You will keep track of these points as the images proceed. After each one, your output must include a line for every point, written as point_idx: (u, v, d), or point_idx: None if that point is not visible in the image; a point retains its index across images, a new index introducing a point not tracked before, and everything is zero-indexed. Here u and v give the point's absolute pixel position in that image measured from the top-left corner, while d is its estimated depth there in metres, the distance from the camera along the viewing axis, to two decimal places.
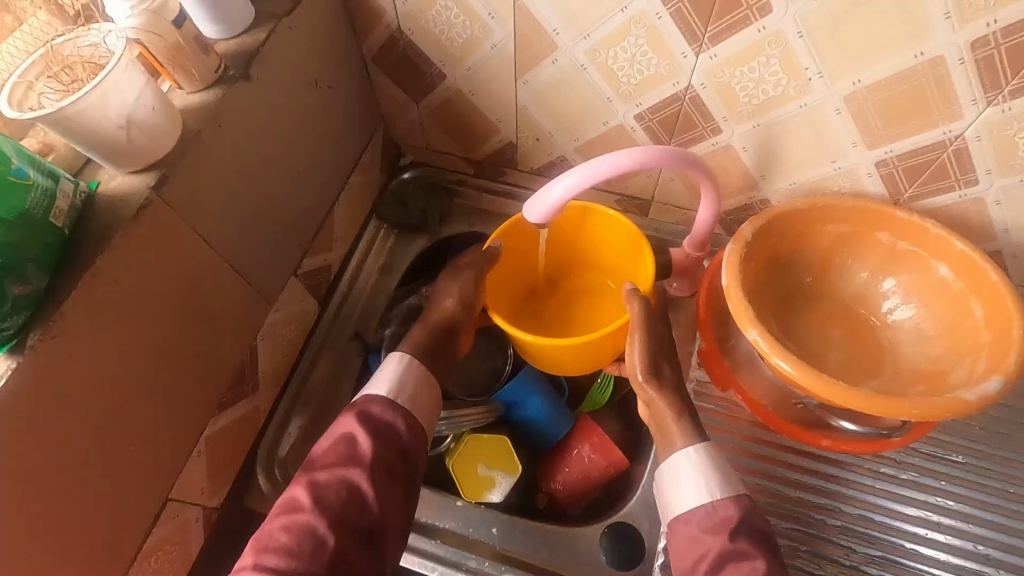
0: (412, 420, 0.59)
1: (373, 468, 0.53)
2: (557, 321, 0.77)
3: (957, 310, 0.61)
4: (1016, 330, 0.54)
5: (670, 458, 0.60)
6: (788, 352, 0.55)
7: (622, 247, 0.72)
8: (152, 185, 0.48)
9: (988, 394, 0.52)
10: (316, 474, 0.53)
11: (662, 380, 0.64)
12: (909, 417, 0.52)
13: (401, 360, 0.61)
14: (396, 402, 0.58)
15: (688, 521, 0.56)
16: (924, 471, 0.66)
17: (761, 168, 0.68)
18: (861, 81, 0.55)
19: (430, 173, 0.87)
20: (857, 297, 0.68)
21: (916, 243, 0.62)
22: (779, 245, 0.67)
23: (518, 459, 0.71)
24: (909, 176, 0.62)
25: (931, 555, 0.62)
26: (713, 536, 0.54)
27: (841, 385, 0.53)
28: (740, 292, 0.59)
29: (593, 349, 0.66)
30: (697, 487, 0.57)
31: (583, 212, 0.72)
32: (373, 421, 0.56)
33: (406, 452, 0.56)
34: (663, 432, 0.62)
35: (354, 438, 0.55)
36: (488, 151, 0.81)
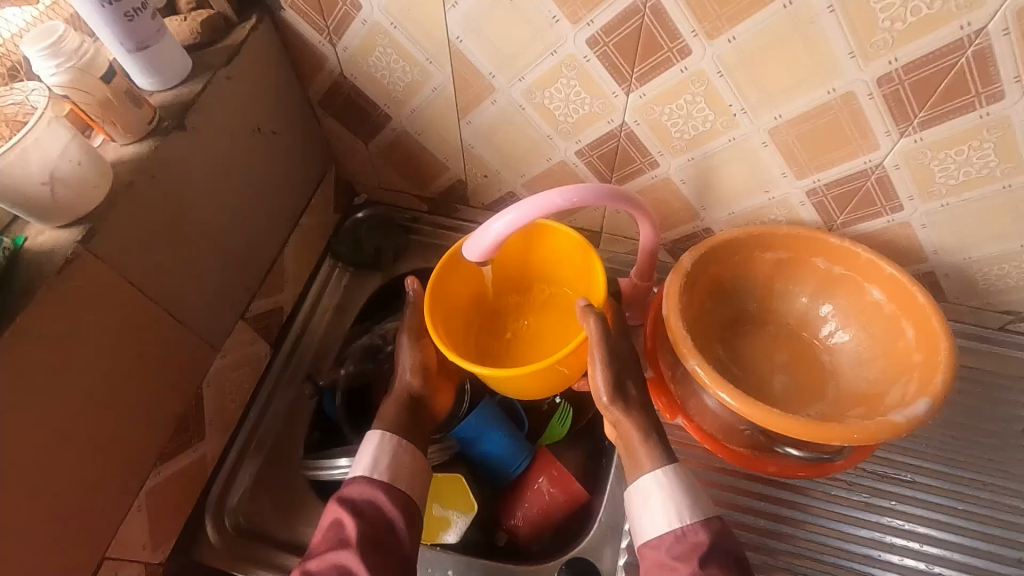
0: (396, 491, 0.60)
1: (363, 549, 0.54)
2: (519, 343, 0.75)
3: (891, 331, 0.62)
4: (944, 351, 0.56)
5: (638, 481, 0.60)
6: (728, 383, 0.56)
7: (574, 259, 0.72)
8: (79, 239, 0.47)
9: (917, 415, 0.53)
10: (310, 563, 0.56)
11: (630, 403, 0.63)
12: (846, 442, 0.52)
13: (376, 436, 0.62)
14: (375, 478, 0.59)
15: (657, 547, 0.56)
16: (875, 492, 0.67)
17: (699, 199, 0.70)
18: (782, 116, 0.58)
19: (383, 210, 0.88)
20: (799, 321, 0.69)
21: (850, 267, 0.64)
22: (721, 273, 0.68)
23: (473, 495, 0.69)
24: (839, 204, 0.64)
25: None
26: (683, 563, 0.54)
27: (774, 412, 0.54)
28: (679, 322, 0.61)
29: (555, 372, 0.64)
30: (666, 512, 0.57)
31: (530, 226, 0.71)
32: (356, 503, 0.58)
33: (393, 527, 0.58)
34: (630, 452, 0.62)
35: (341, 524, 0.56)
36: (440, 188, 0.82)
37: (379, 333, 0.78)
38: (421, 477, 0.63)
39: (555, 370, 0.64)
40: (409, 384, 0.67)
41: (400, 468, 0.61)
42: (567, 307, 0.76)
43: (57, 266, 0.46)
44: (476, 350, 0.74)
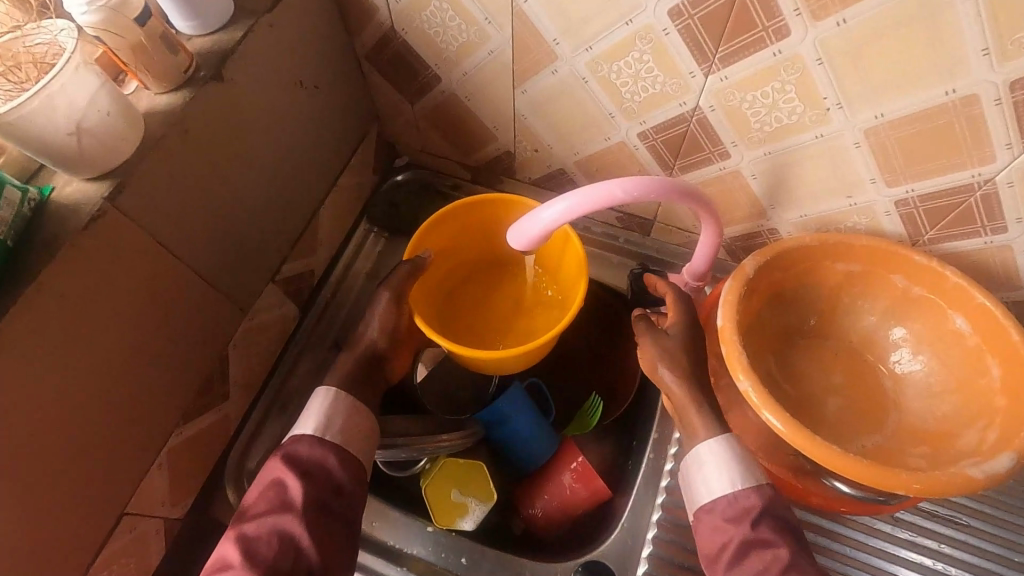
0: (346, 455, 0.55)
1: (306, 511, 0.49)
2: (491, 326, 0.74)
3: (971, 365, 0.56)
4: None
5: (697, 446, 0.56)
6: (778, 405, 0.52)
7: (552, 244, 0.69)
8: (105, 194, 0.45)
9: (997, 472, 0.48)
10: (245, 526, 0.50)
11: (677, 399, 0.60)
12: (908, 491, 0.48)
13: (325, 393, 0.58)
14: (326, 439, 0.55)
15: (710, 510, 0.53)
16: (922, 532, 0.62)
17: (770, 197, 0.63)
18: (885, 115, 0.50)
19: (425, 175, 0.84)
20: (865, 341, 0.63)
21: (934, 290, 0.58)
22: (784, 282, 0.62)
23: (489, 482, 0.68)
24: (931, 218, 0.57)
25: None
26: (736, 526, 0.51)
27: (832, 448, 0.49)
28: (736, 334, 0.56)
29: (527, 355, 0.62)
30: (723, 476, 0.54)
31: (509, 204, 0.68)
32: (303, 461, 0.53)
33: (340, 490, 0.53)
34: (685, 422, 0.59)
35: (284, 482, 0.51)
36: (486, 158, 0.77)
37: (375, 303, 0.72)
38: (369, 443, 0.58)
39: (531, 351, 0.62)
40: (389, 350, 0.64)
41: (353, 432, 0.57)
42: (539, 291, 0.75)
43: (81, 223, 0.43)
44: (447, 330, 0.73)
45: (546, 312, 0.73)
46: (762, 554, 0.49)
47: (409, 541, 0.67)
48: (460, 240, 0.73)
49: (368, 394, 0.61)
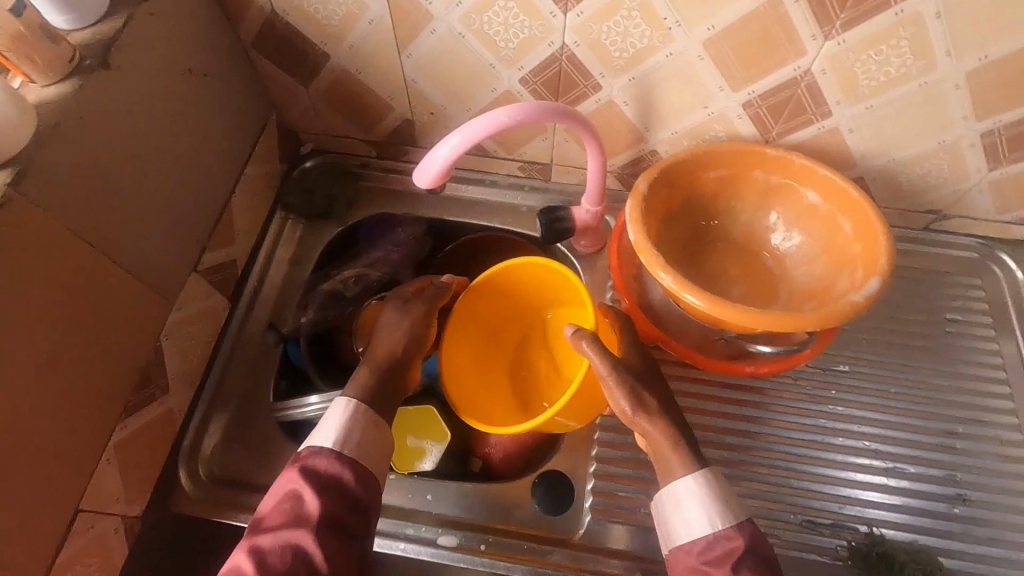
0: (361, 469, 0.58)
1: (321, 526, 0.53)
2: (537, 377, 0.80)
3: (828, 228, 0.67)
4: (882, 235, 0.60)
5: (673, 485, 0.59)
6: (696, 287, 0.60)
7: (567, 288, 0.74)
8: (9, 182, 0.46)
9: (872, 294, 0.58)
10: (260, 537, 0.54)
11: (650, 409, 0.62)
12: (811, 328, 0.57)
13: (346, 404, 0.61)
14: (339, 452, 0.58)
15: (689, 551, 0.56)
16: (817, 385, 0.74)
17: (643, 121, 0.72)
18: (715, 27, 0.59)
19: (332, 159, 0.88)
20: (746, 235, 0.73)
21: (785, 174, 0.68)
22: (672, 197, 0.71)
23: (444, 424, 0.73)
24: (773, 115, 0.67)
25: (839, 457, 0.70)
26: (716, 570, 0.54)
27: (756, 312, 0.57)
28: (649, 243, 0.62)
29: (587, 400, 0.66)
30: (699, 516, 0.57)
31: (516, 265, 0.73)
32: (318, 476, 0.56)
33: (354, 505, 0.57)
34: (660, 460, 0.61)
35: (300, 496, 0.55)
36: (387, 130, 0.82)
37: (341, 280, 0.81)
38: (382, 455, 0.61)
39: (585, 400, 0.65)
40: (395, 346, 0.68)
41: (367, 445, 0.60)
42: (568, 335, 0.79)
43: None
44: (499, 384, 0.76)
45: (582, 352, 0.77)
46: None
47: None
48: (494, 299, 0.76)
49: (354, 391, 0.63)
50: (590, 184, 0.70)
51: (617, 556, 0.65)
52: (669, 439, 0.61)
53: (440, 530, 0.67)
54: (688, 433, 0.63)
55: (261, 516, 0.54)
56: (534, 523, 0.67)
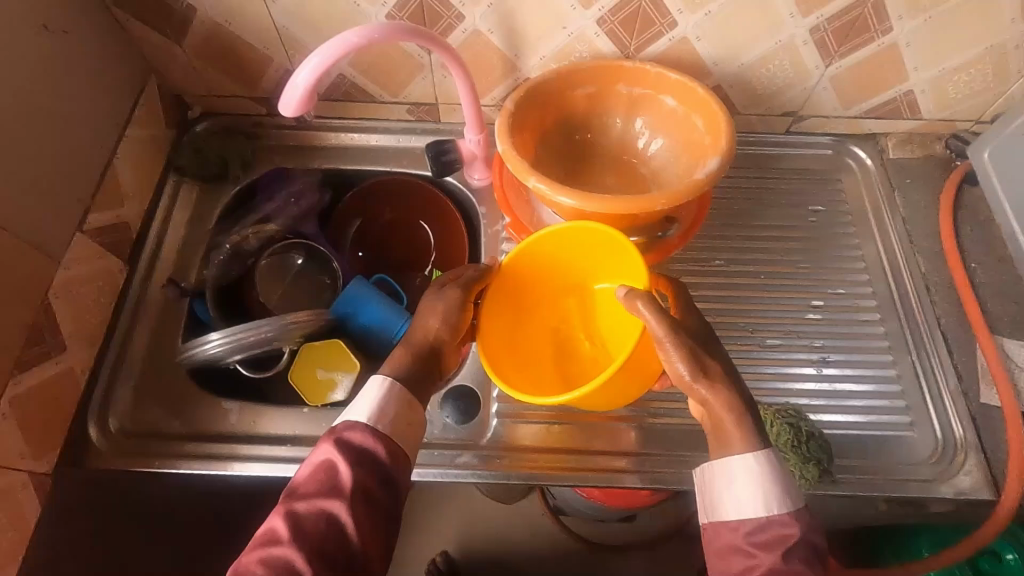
0: (395, 446, 0.55)
1: (353, 499, 0.50)
2: (594, 350, 0.76)
3: (684, 127, 0.73)
4: (723, 122, 0.66)
5: (729, 458, 0.54)
6: (565, 188, 0.64)
7: (616, 252, 0.68)
8: None
9: (716, 173, 0.63)
10: (294, 503, 0.51)
11: (711, 375, 0.58)
12: (663, 207, 0.62)
13: (382, 382, 0.57)
14: (377, 428, 0.54)
15: (734, 528, 0.52)
16: (697, 281, 0.80)
17: (511, 47, 0.76)
18: None
19: (224, 121, 0.88)
20: (618, 145, 0.78)
21: (644, 84, 0.73)
22: (544, 117, 0.75)
23: (354, 357, 0.74)
24: (626, 30, 0.73)
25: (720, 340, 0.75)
26: (765, 553, 0.50)
27: (615, 201, 0.63)
28: (515, 152, 0.65)
29: (635, 370, 0.61)
30: (752, 498, 0.52)
31: (539, 239, 0.68)
32: (355, 449, 0.53)
33: (387, 481, 0.53)
34: (720, 435, 0.56)
35: (333, 465, 0.51)
36: (270, 86, 0.83)
37: (242, 236, 0.82)
38: (417, 432, 0.57)
39: (632, 376, 0.62)
40: (434, 327, 0.62)
41: (403, 421, 0.56)
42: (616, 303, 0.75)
43: None
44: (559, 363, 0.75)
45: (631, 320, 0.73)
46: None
47: (283, 425, 0.72)
48: (545, 273, 0.74)
49: (392, 372, 0.59)
50: (468, 112, 0.74)
51: (520, 452, 0.70)
52: (734, 413, 0.56)
53: None
54: (757, 407, 0.58)
55: (294, 483, 0.51)
56: (441, 436, 0.71)
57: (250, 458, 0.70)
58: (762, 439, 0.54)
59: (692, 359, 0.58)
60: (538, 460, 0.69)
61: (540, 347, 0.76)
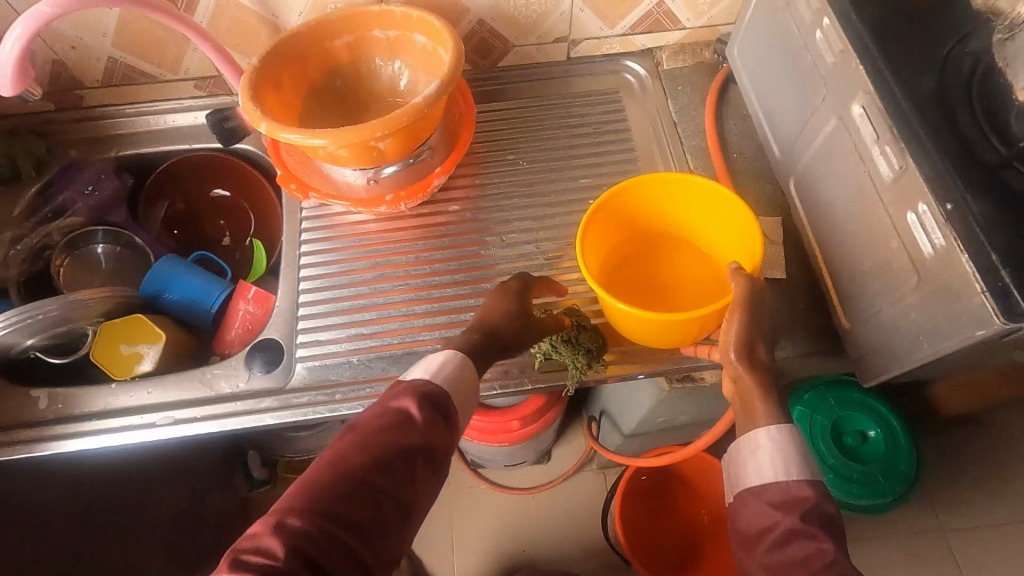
0: (457, 402, 0.59)
1: (422, 440, 0.53)
2: (665, 283, 0.79)
3: (434, 62, 0.76)
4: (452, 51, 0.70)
5: (756, 434, 0.59)
6: (299, 128, 0.66)
7: (727, 216, 0.73)
8: None
9: (435, 96, 0.66)
10: (365, 433, 0.52)
11: (755, 362, 0.63)
12: (382, 132, 0.65)
13: (448, 354, 0.61)
14: (433, 381, 0.58)
15: (757, 495, 0.57)
16: (486, 207, 0.84)
17: (265, 8, 0.78)
18: None
19: (13, 122, 0.88)
20: (388, 89, 0.82)
21: (394, 27, 0.76)
22: (305, 71, 0.77)
23: (154, 328, 0.76)
24: None
25: (505, 258, 0.80)
26: (785, 514, 0.54)
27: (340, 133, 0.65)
28: (251, 102, 0.67)
29: (689, 330, 0.66)
30: (775, 466, 0.57)
31: (649, 179, 0.73)
32: (430, 393, 0.56)
33: (448, 434, 0.56)
34: (745, 407, 0.62)
35: (407, 404, 0.55)
36: (45, 79, 0.83)
37: (44, 234, 0.84)
38: (471, 396, 0.61)
39: (690, 328, 0.66)
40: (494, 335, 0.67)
41: (465, 385, 0.60)
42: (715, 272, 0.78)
43: None
44: (618, 286, 0.79)
45: (714, 287, 0.77)
46: (803, 543, 0.51)
47: (93, 402, 0.74)
48: (641, 210, 0.78)
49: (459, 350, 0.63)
50: (222, 69, 0.76)
51: (321, 389, 0.74)
52: (761, 395, 0.62)
53: (161, 413, 0.73)
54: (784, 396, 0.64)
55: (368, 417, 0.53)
56: (247, 387, 0.75)
57: (59, 438, 0.72)
58: (783, 415, 0.61)
59: (751, 319, 0.63)
60: (334, 393, 0.73)
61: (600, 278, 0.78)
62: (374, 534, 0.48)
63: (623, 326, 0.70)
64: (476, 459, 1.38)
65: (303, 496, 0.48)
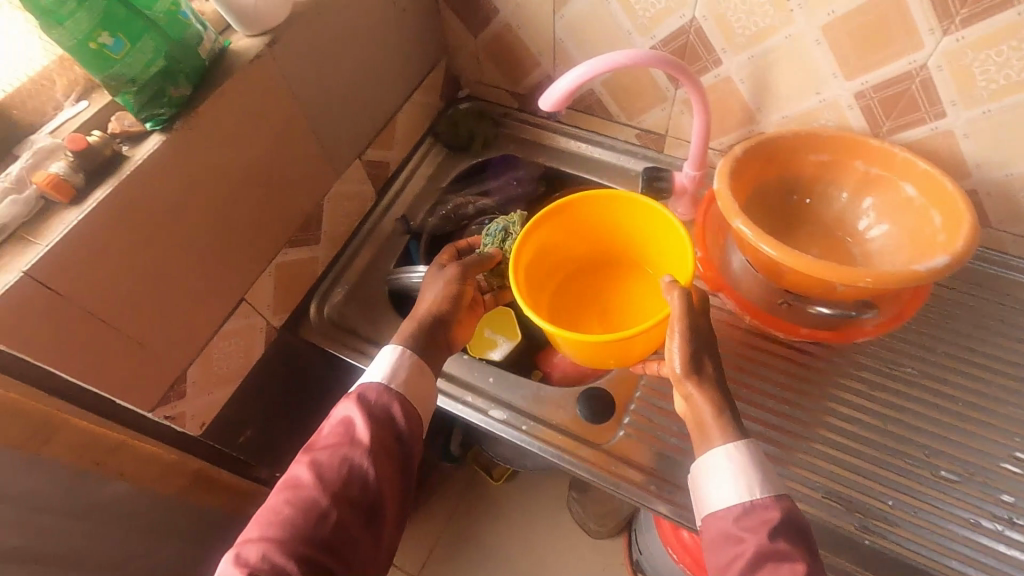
0: (408, 405, 0.64)
1: (371, 449, 0.58)
2: (624, 304, 0.82)
3: (919, 219, 0.68)
4: (966, 227, 0.62)
5: (704, 456, 0.59)
6: (768, 236, 0.65)
7: (674, 248, 0.76)
8: (265, 44, 0.66)
9: (939, 270, 0.59)
10: (316, 454, 0.59)
11: (703, 375, 0.61)
12: (865, 284, 0.59)
13: (398, 352, 0.66)
14: (391, 388, 0.64)
15: (723, 516, 0.56)
16: (879, 378, 0.74)
17: (756, 100, 0.78)
18: (835, 12, 0.66)
19: (482, 105, 1.04)
20: (836, 220, 0.76)
21: (886, 167, 0.71)
22: (769, 171, 0.76)
23: (518, 328, 0.85)
24: (884, 108, 0.71)
25: (891, 450, 0.68)
26: (751, 537, 0.53)
27: (817, 262, 0.61)
28: (730, 192, 0.68)
29: (621, 352, 0.68)
30: (736, 486, 0.56)
31: (600, 196, 0.77)
32: (375, 408, 0.62)
33: (399, 435, 0.62)
34: (699, 426, 0.61)
35: (350, 420, 0.60)
36: (531, 85, 0.96)
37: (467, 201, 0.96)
38: (429, 399, 0.67)
39: (631, 348, 0.68)
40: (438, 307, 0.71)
41: (417, 387, 0.66)
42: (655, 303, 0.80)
43: (251, 57, 0.64)
44: (556, 313, 0.81)
45: (653, 308, 0.80)
46: (777, 565, 0.50)
47: (447, 363, 0.81)
48: (561, 240, 0.81)
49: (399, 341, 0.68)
50: (694, 143, 0.78)
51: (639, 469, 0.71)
52: (711, 407, 0.60)
53: (492, 404, 0.77)
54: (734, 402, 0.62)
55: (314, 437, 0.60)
56: (571, 425, 0.75)
57: None
58: (740, 432, 0.59)
59: (693, 332, 0.61)
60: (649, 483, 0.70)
61: (541, 303, 0.79)
62: (351, 547, 0.56)
63: (589, 357, 0.70)
64: (642, 562, 1.21)
65: (274, 521, 0.55)
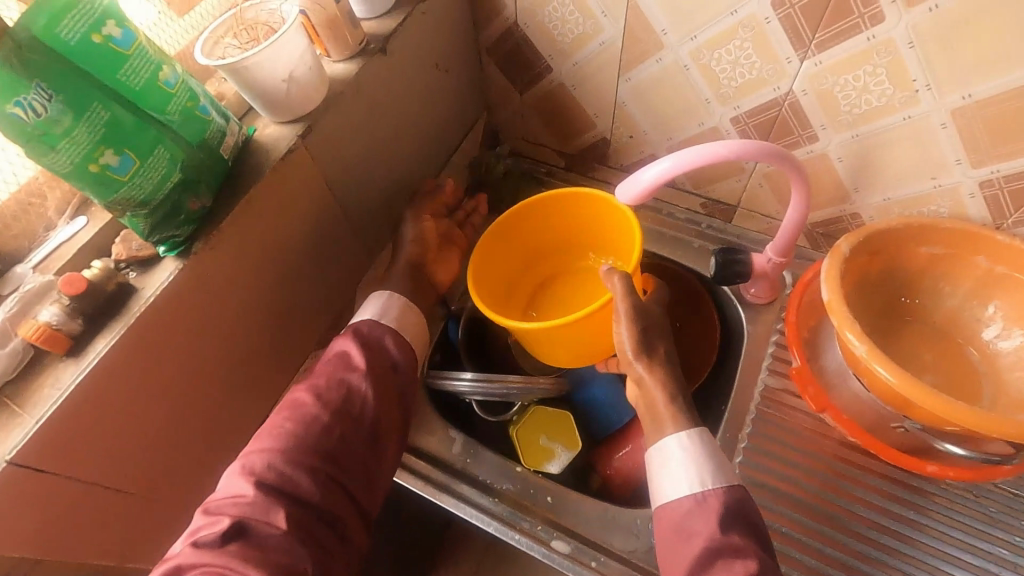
0: (401, 338, 0.63)
1: (369, 373, 0.58)
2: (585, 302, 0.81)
3: None
4: None
5: (658, 444, 0.56)
6: (891, 363, 0.55)
7: (620, 236, 0.73)
8: (299, 133, 0.56)
9: None
10: (313, 382, 0.57)
11: (652, 355, 0.59)
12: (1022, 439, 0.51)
13: (384, 295, 0.65)
14: (382, 322, 0.63)
15: (673, 507, 0.53)
16: (1005, 509, 0.64)
17: (854, 179, 0.68)
18: (971, 96, 0.55)
19: (524, 164, 0.91)
20: (947, 320, 0.67)
21: (1016, 268, 0.60)
22: (873, 265, 0.66)
23: (576, 434, 0.75)
24: (1015, 200, 0.60)
25: None
26: (703, 528, 0.51)
27: (961, 406, 0.52)
28: (844, 306, 0.58)
29: (586, 339, 0.67)
30: (685, 473, 0.54)
31: (551, 197, 0.74)
32: (365, 335, 0.61)
33: (396, 366, 0.61)
34: (653, 413, 0.58)
35: (347, 353, 0.59)
36: (584, 144, 0.85)
37: None
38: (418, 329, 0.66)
39: (592, 335, 0.66)
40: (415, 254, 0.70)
41: (406, 319, 0.64)
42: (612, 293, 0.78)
43: (282, 152, 0.55)
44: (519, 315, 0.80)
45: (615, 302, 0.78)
46: (729, 561, 0.47)
47: (501, 479, 0.71)
48: (523, 239, 0.78)
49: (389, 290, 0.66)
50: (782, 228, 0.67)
51: None
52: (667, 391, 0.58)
53: (554, 532, 0.66)
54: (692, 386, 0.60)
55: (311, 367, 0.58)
56: (648, 561, 0.64)
57: (458, 498, 0.70)
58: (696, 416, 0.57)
59: (637, 313, 0.60)
60: None
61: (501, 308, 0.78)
62: (350, 472, 0.54)
63: (545, 351, 0.69)
64: None
65: (266, 445, 0.53)
